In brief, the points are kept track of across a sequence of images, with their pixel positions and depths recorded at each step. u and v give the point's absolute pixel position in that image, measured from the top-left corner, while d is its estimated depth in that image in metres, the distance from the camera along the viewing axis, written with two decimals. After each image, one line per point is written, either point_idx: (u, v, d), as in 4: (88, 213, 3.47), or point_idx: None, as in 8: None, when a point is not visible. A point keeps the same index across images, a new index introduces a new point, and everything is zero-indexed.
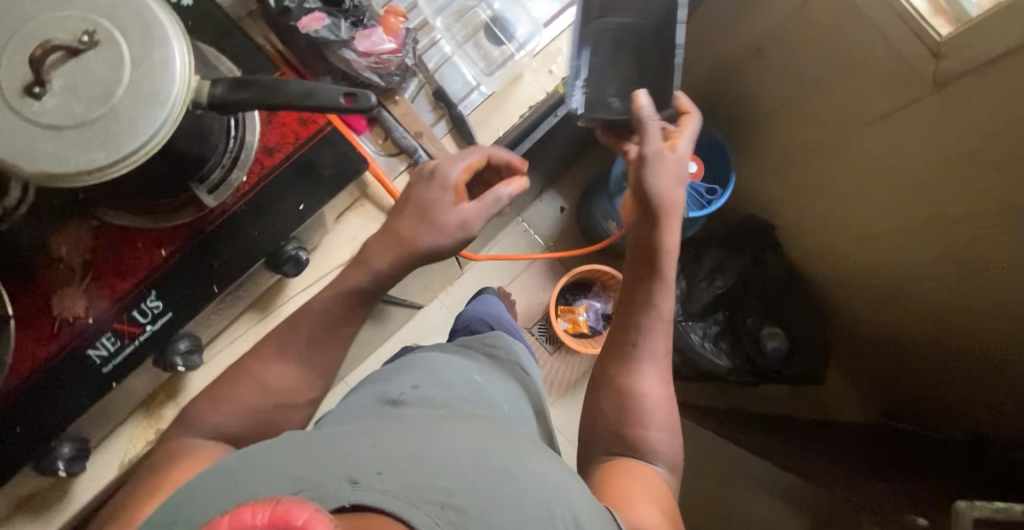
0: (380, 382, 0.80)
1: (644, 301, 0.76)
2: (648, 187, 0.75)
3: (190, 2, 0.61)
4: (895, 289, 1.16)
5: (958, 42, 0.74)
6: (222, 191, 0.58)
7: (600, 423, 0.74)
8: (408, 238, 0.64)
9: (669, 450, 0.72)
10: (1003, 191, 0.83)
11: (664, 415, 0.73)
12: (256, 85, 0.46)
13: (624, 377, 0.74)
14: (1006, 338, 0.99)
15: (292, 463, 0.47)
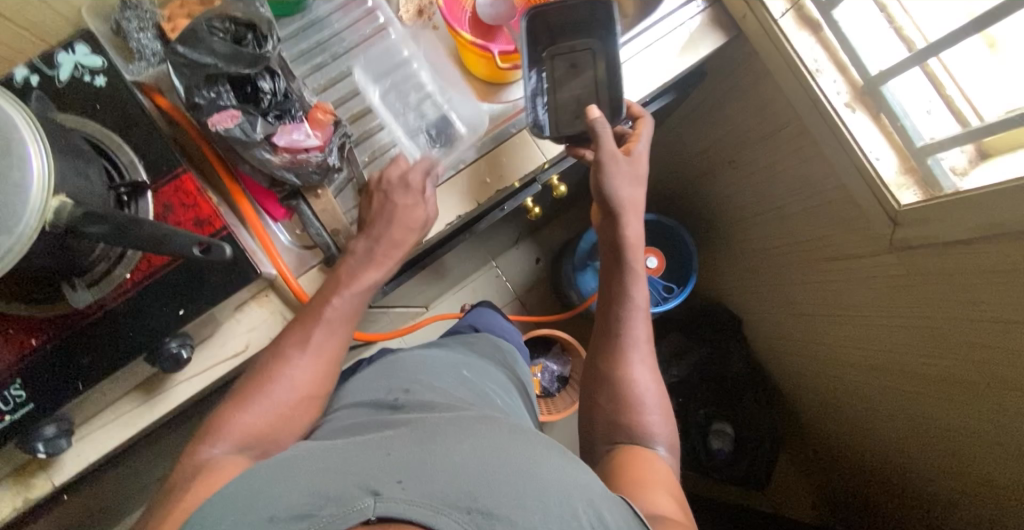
0: (364, 387, 0.72)
1: (624, 298, 0.75)
2: (614, 193, 0.73)
3: (102, 83, 0.60)
4: (840, 399, 1.10)
5: (917, 215, 0.71)
6: (102, 286, 0.57)
7: (599, 418, 0.72)
8: (390, 236, 0.68)
9: (666, 434, 0.69)
10: (947, 363, 0.79)
11: (657, 398, 0.71)
12: (109, 219, 0.46)
13: (609, 371, 0.73)
14: (949, 474, 0.91)
15: (314, 476, 0.46)
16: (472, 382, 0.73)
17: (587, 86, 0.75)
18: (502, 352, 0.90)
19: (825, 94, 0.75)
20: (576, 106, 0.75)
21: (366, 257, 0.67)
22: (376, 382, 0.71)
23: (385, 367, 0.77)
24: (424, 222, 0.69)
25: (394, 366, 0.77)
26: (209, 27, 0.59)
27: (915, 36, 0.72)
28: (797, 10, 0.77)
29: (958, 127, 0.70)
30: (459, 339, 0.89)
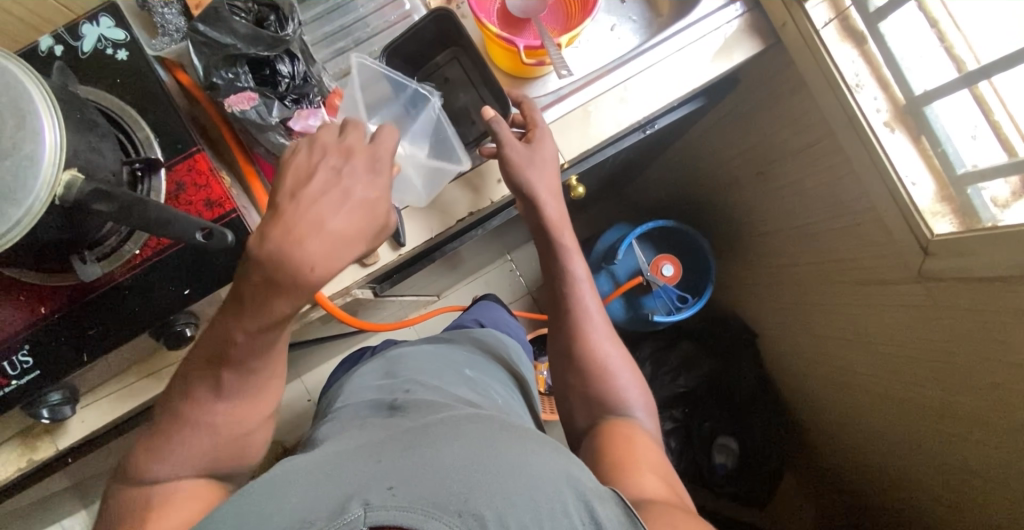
0: (364, 388, 0.72)
1: (565, 279, 0.75)
2: (530, 185, 0.69)
3: (124, 57, 0.60)
4: (846, 418, 1.07)
5: (949, 247, 0.67)
6: (112, 260, 0.58)
7: (575, 397, 0.71)
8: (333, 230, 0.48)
9: (640, 397, 0.70)
10: (967, 402, 0.75)
11: (624, 363, 0.72)
12: (118, 199, 0.47)
13: (571, 350, 0.72)
14: (953, 506, 0.88)
15: (308, 492, 0.44)
16: (475, 381, 0.72)
17: (471, 95, 0.76)
18: (506, 349, 0.88)
19: (863, 111, 0.71)
20: (466, 115, 0.76)
21: (283, 252, 0.46)
22: (376, 383, 0.72)
23: (379, 369, 0.77)
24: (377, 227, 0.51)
25: (386, 365, 0.77)
26: (230, 6, 0.60)
27: (966, 56, 0.68)
28: (841, 20, 0.73)
29: (1005, 156, 0.66)
30: (462, 335, 0.87)
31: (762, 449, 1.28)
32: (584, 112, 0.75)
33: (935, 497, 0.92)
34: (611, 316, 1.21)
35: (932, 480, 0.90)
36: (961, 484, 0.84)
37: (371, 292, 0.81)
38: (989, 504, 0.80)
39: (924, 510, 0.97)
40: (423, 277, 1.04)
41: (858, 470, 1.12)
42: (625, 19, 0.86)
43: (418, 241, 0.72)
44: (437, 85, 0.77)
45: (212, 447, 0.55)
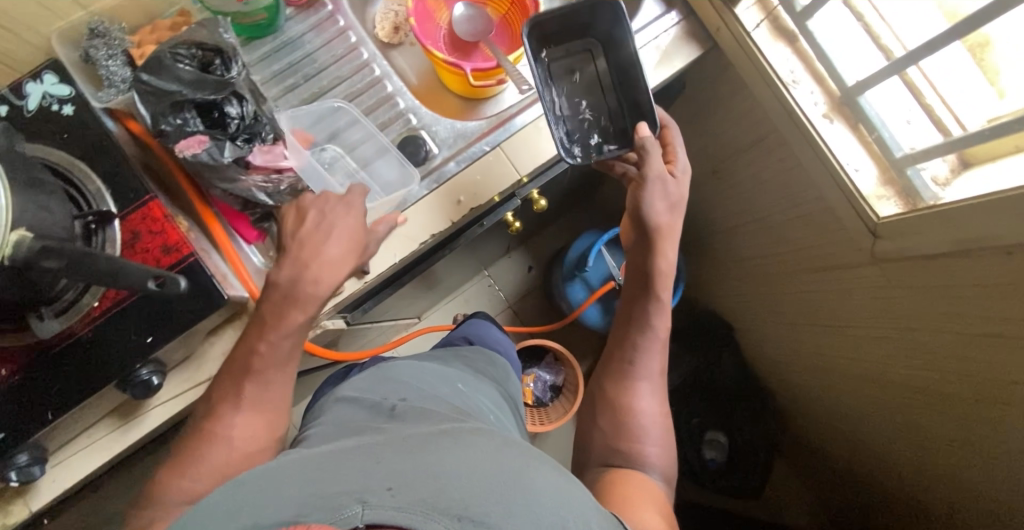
0: (347, 396, 0.67)
1: (637, 325, 0.73)
2: (643, 208, 0.72)
3: (70, 111, 0.62)
4: (834, 409, 1.07)
5: (899, 227, 0.70)
6: (70, 314, 0.58)
7: (596, 436, 0.69)
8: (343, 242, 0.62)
9: (663, 463, 0.67)
10: (930, 373, 0.77)
11: (661, 432, 0.69)
12: (63, 254, 0.47)
13: (616, 400, 0.70)
14: (939, 489, 0.90)
15: (304, 488, 0.43)
16: (466, 396, 0.70)
17: (401, 125, 0.80)
18: (495, 365, 0.86)
19: (801, 106, 0.75)
20: (413, 142, 0.77)
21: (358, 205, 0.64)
22: (355, 390, 0.68)
23: (362, 377, 0.72)
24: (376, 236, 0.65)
25: (372, 372, 0.72)
26: (174, 54, 0.61)
27: (893, 44, 0.71)
28: (772, 21, 0.76)
29: (939, 136, 0.69)
30: (449, 355, 0.83)
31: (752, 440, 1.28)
32: (535, 126, 0.77)
33: (923, 482, 0.93)
34: (589, 322, 1.22)
35: (918, 463, 0.92)
36: (945, 468, 0.86)
37: (344, 322, 0.81)
38: (973, 486, 0.81)
39: (915, 497, 0.98)
40: (397, 300, 1.03)
41: (844, 455, 1.13)
42: None
43: (382, 268, 0.73)
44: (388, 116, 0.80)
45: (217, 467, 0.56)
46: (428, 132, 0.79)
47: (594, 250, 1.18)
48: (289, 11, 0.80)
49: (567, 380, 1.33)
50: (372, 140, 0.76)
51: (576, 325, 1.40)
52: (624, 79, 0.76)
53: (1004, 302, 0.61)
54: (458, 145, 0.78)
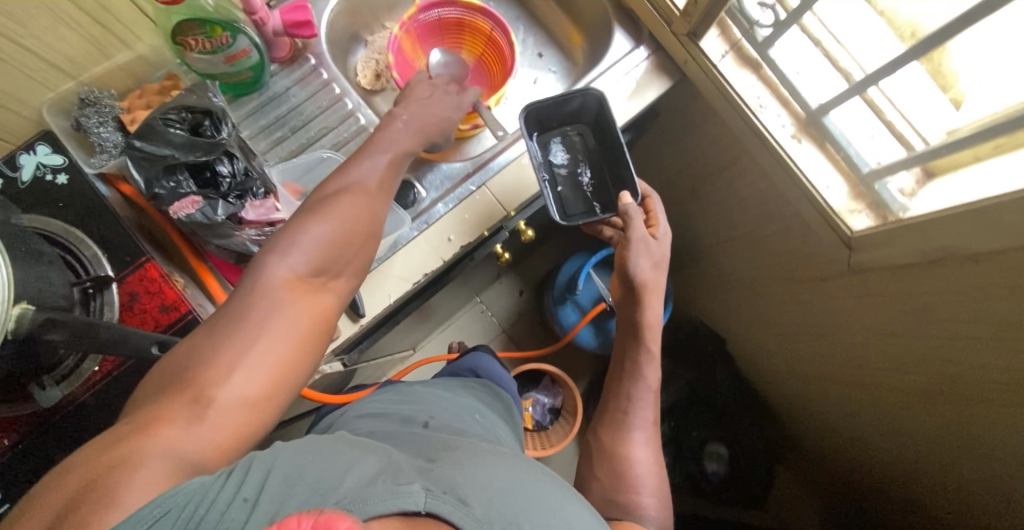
0: (366, 419, 0.63)
1: (626, 382, 0.76)
2: (628, 267, 0.76)
3: (63, 181, 0.65)
4: (828, 420, 1.08)
5: (870, 239, 0.73)
6: (72, 380, 0.61)
7: (589, 487, 0.70)
8: (383, 171, 0.65)
9: (660, 515, 0.67)
10: (908, 376, 0.79)
11: (656, 483, 0.69)
12: (68, 326, 0.49)
13: (610, 452, 0.71)
14: (941, 495, 0.90)
15: (361, 463, 0.42)
16: (486, 427, 0.66)
17: None
18: (501, 400, 0.82)
19: (769, 128, 0.80)
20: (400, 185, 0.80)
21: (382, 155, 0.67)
22: (374, 416, 0.63)
23: (376, 403, 0.67)
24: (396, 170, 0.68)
25: (388, 400, 0.68)
26: (164, 119, 0.63)
27: (852, 67, 0.74)
28: (736, 51, 0.81)
29: (903, 150, 0.72)
30: (463, 384, 0.79)
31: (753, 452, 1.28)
32: (517, 163, 0.80)
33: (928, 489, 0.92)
34: (583, 343, 1.23)
35: (919, 472, 0.91)
36: (943, 476, 0.86)
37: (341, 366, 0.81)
38: (974, 491, 0.81)
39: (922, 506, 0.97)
40: (392, 336, 1.04)
41: (842, 462, 1.14)
42: (545, 71, 0.94)
43: (377, 310, 0.75)
44: None
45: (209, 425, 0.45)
46: (417, 178, 0.81)
47: (583, 273, 1.21)
48: (273, 67, 0.80)
49: (566, 401, 1.34)
50: None
51: (571, 346, 1.41)
52: (608, 145, 0.83)
53: (978, 305, 0.63)
54: (445, 185, 0.81)
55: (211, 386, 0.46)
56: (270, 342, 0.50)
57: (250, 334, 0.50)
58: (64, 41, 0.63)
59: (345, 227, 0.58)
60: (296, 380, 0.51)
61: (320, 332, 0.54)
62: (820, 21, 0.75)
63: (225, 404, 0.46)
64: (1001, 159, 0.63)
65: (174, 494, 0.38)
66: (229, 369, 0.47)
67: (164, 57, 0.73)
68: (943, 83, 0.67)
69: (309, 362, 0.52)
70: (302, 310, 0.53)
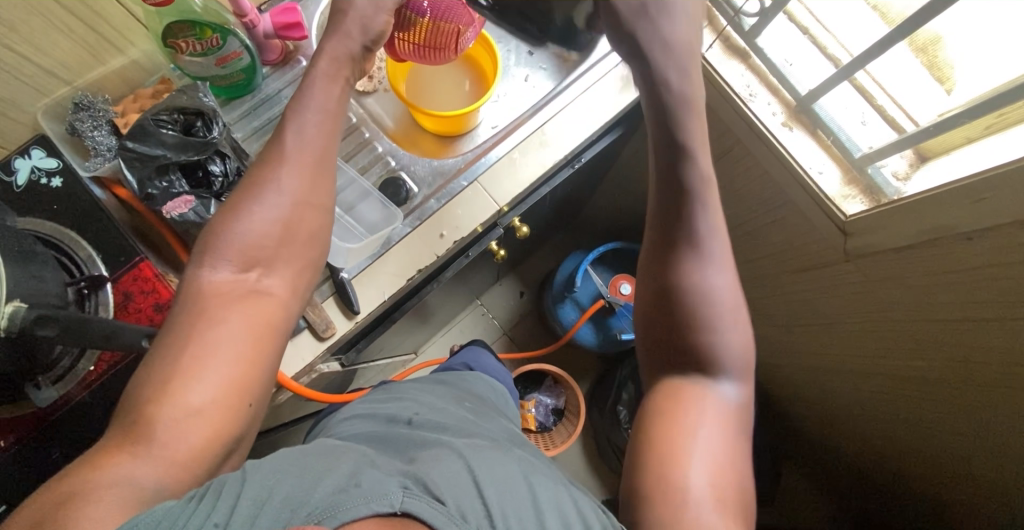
0: (354, 422, 0.64)
1: (691, 201, 0.59)
2: (666, 86, 0.59)
3: (58, 184, 0.66)
4: (833, 413, 1.06)
5: (865, 224, 0.72)
6: (67, 381, 0.63)
7: (654, 341, 0.60)
8: (313, 131, 0.58)
9: (738, 362, 0.57)
10: (909, 361, 0.78)
11: (731, 318, 0.57)
12: (60, 321, 0.50)
13: (681, 289, 0.58)
14: (957, 480, 0.87)
15: (335, 474, 0.44)
16: (475, 414, 0.67)
17: (382, 169, 0.84)
18: (496, 388, 0.81)
19: (759, 117, 0.79)
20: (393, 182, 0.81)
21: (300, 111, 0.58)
22: (362, 420, 0.63)
23: (362, 406, 0.68)
24: (329, 129, 0.59)
25: (377, 400, 0.69)
26: (156, 120, 0.64)
27: (840, 52, 0.76)
28: (723, 41, 0.81)
29: (894, 133, 0.73)
30: (454, 375, 0.79)
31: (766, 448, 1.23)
32: (509, 159, 0.80)
33: (941, 472, 0.90)
34: (583, 341, 1.23)
35: (932, 458, 0.89)
36: (954, 459, 0.84)
37: (338, 366, 0.81)
38: (989, 471, 0.79)
39: (934, 487, 0.94)
40: (390, 339, 1.04)
41: (851, 456, 1.11)
42: (535, 68, 0.93)
43: (371, 306, 0.75)
44: (371, 161, 0.85)
45: (169, 454, 0.44)
46: (409, 175, 0.83)
47: (581, 270, 1.21)
48: (265, 69, 0.81)
49: (568, 402, 1.33)
50: (356, 185, 0.80)
51: (572, 346, 1.40)
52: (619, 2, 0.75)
53: (978, 285, 0.62)
54: (440, 181, 0.82)
55: (154, 407, 0.45)
56: (214, 355, 0.47)
57: (183, 346, 0.47)
58: (58, 47, 0.64)
59: (274, 214, 0.54)
60: (252, 389, 0.49)
61: (270, 331, 0.51)
62: (807, 9, 0.78)
63: (175, 432, 0.44)
64: (994, 139, 0.62)
65: (141, 517, 0.38)
66: (173, 389, 0.46)
67: (156, 61, 0.74)
68: (941, 75, 0.68)
69: (262, 366, 0.50)
70: (245, 313, 0.50)
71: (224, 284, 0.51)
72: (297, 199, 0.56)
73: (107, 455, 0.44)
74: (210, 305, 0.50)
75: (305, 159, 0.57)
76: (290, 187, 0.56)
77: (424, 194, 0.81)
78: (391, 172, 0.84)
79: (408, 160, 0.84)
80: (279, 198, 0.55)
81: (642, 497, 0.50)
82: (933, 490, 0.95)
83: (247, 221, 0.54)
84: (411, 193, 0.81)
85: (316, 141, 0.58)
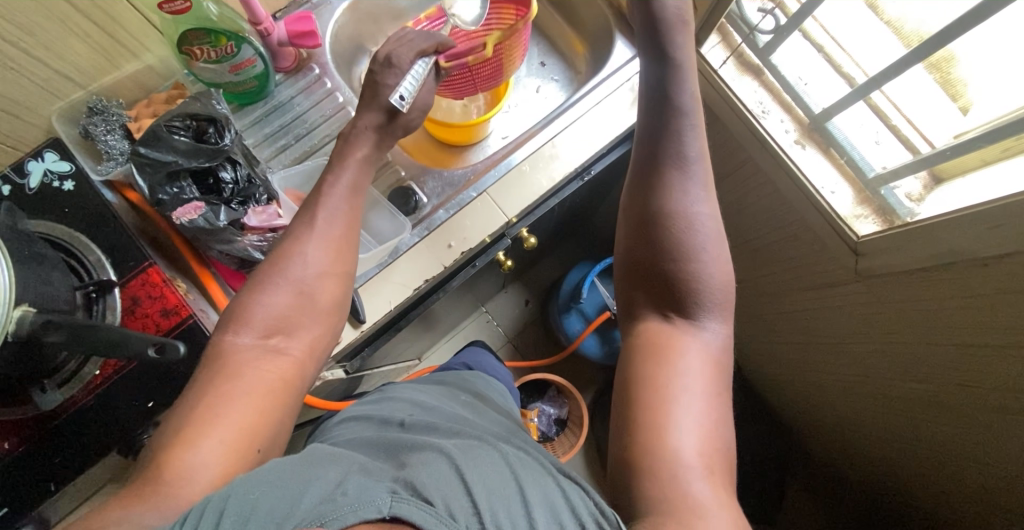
0: (352, 426, 0.64)
1: (675, 132, 0.58)
2: (672, 43, 0.58)
3: (70, 187, 0.67)
4: (841, 432, 1.03)
5: (877, 244, 0.71)
6: (72, 385, 0.63)
7: (641, 279, 0.58)
8: (345, 205, 0.62)
9: (722, 286, 0.55)
10: (918, 383, 0.77)
11: (716, 243, 0.56)
12: (66, 327, 0.51)
13: (666, 218, 0.56)
14: (964, 505, 0.85)
15: (322, 484, 0.43)
16: (474, 408, 0.67)
17: (391, 179, 0.85)
18: (497, 389, 0.81)
19: (772, 134, 0.79)
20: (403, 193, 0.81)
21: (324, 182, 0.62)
22: (359, 424, 0.63)
23: (357, 408, 0.69)
24: (352, 195, 0.62)
25: (373, 400, 0.69)
26: (168, 126, 0.64)
27: (855, 71, 0.75)
28: (737, 57, 0.83)
29: (908, 153, 0.72)
30: (453, 375, 0.79)
31: (775, 467, 1.20)
32: (518, 171, 0.80)
33: (951, 497, 0.87)
34: (588, 352, 1.22)
35: (942, 483, 0.87)
36: (962, 483, 0.82)
37: (343, 373, 0.80)
38: (997, 497, 0.77)
39: (941, 511, 0.92)
40: (395, 346, 1.03)
41: (858, 476, 1.09)
42: (548, 79, 0.94)
43: (377, 315, 0.74)
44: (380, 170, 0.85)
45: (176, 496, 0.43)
46: (418, 186, 0.84)
47: (588, 281, 1.21)
48: (279, 76, 0.81)
49: (571, 413, 1.32)
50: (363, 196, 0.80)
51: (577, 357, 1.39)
52: None
53: (991, 311, 0.61)
54: (449, 193, 0.83)
55: (167, 452, 0.45)
56: (229, 403, 0.48)
57: (210, 401, 0.48)
58: (73, 52, 0.64)
59: (299, 279, 0.56)
60: (262, 437, 0.49)
61: (288, 392, 0.52)
62: (822, 27, 0.76)
63: (191, 459, 0.44)
64: (1007, 163, 0.62)
65: None
66: (186, 439, 0.46)
67: (171, 68, 0.75)
68: (953, 92, 0.67)
69: (278, 420, 0.51)
70: (263, 375, 0.51)
71: (250, 350, 0.52)
72: (319, 267, 0.58)
73: (119, 501, 0.43)
74: (235, 366, 0.51)
75: (326, 224, 0.59)
76: (313, 254, 0.57)
77: (430, 206, 0.82)
78: (403, 181, 0.84)
79: (417, 170, 0.85)
80: (302, 264, 0.57)
81: (631, 468, 0.48)
82: (941, 513, 0.93)
83: (271, 290, 0.55)
84: (419, 203, 0.82)
85: (342, 213, 0.61)
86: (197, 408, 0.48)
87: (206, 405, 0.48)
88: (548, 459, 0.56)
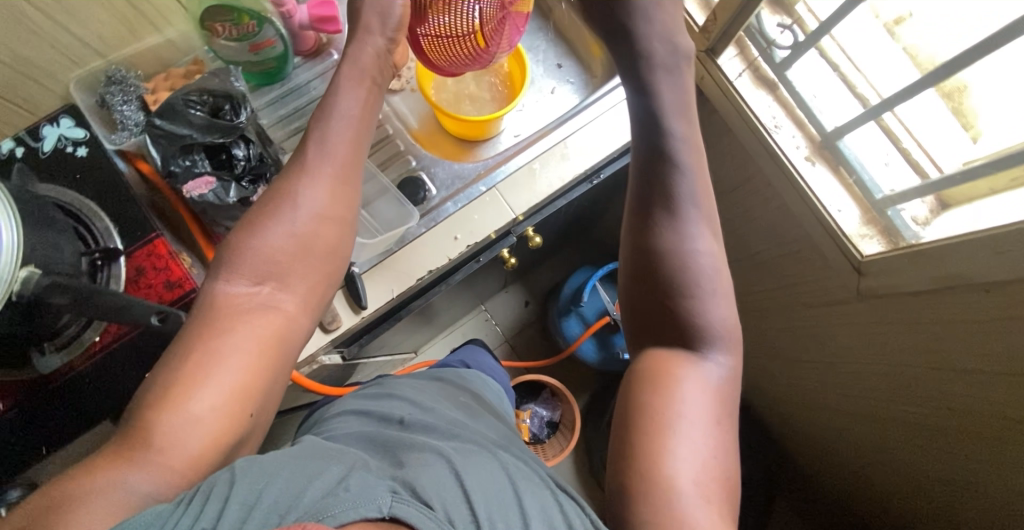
0: (350, 421, 0.63)
1: (669, 172, 0.57)
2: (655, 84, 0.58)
3: (84, 153, 0.67)
4: (833, 452, 1.03)
5: (880, 264, 0.72)
6: (72, 349, 0.64)
7: (641, 309, 0.58)
8: (346, 137, 0.59)
9: (726, 322, 0.55)
10: (913, 406, 0.77)
11: (718, 279, 0.56)
12: (71, 290, 0.51)
13: (663, 256, 0.55)
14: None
15: (322, 476, 0.43)
16: (472, 412, 0.67)
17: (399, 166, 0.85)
18: (494, 389, 0.81)
19: (782, 149, 0.80)
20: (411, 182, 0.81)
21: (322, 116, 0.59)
22: (358, 420, 0.63)
23: (355, 402, 0.69)
24: (350, 132, 0.60)
25: (372, 394, 0.69)
26: (185, 100, 0.65)
27: (869, 93, 0.75)
28: (753, 70, 0.83)
29: (915, 176, 0.73)
30: (451, 371, 0.79)
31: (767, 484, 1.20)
32: (528, 169, 0.80)
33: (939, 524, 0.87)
34: (585, 357, 1.22)
35: (932, 509, 0.87)
36: (953, 511, 0.82)
37: (339, 358, 0.80)
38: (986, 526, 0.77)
39: None
40: (393, 336, 1.04)
41: (848, 497, 1.08)
42: (563, 81, 0.95)
43: (379, 301, 0.75)
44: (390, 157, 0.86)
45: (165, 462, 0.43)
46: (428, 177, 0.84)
47: (589, 285, 1.21)
48: (297, 59, 0.82)
49: (563, 416, 1.32)
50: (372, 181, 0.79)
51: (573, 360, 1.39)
52: None
53: (992, 338, 0.61)
54: (458, 185, 0.83)
55: (155, 413, 0.45)
56: (218, 359, 0.48)
57: (199, 356, 0.48)
58: (96, 20, 0.65)
59: (295, 228, 0.55)
60: (254, 400, 0.49)
61: (281, 343, 0.52)
62: (838, 45, 0.77)
63: (182, 429, 0.45)
64: (1015, 193, 0.62)
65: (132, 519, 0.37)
66: (175, 399, 0.46)
67: (192, 43, 0.75)
68: (964, 121, 0.68)
69: (269, 374, 0.50)
70: (253, 326, 0.51)
71: (242, 300, 0.52)
72: (319, 213, 0.57)
73: (107, 460, 0.43)
74: (227, 315, 0.51)
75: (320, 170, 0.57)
76: (308, 198, 0.56)
77: (439, 197, 0.82)
78: (412, 170, 0.85)
79: (428, 161, 0.85)
80: (300, 206, 0.56)
81: (627, 483, 0.48)
82: None
83: (267, 234, 0.54)
84: (427, 194, 0.82)
85: (341, 151, 0.59)
86: (183, 362, 0.47)
87: (194, 355, 0.48)
88: (541, 468, 0.56)
